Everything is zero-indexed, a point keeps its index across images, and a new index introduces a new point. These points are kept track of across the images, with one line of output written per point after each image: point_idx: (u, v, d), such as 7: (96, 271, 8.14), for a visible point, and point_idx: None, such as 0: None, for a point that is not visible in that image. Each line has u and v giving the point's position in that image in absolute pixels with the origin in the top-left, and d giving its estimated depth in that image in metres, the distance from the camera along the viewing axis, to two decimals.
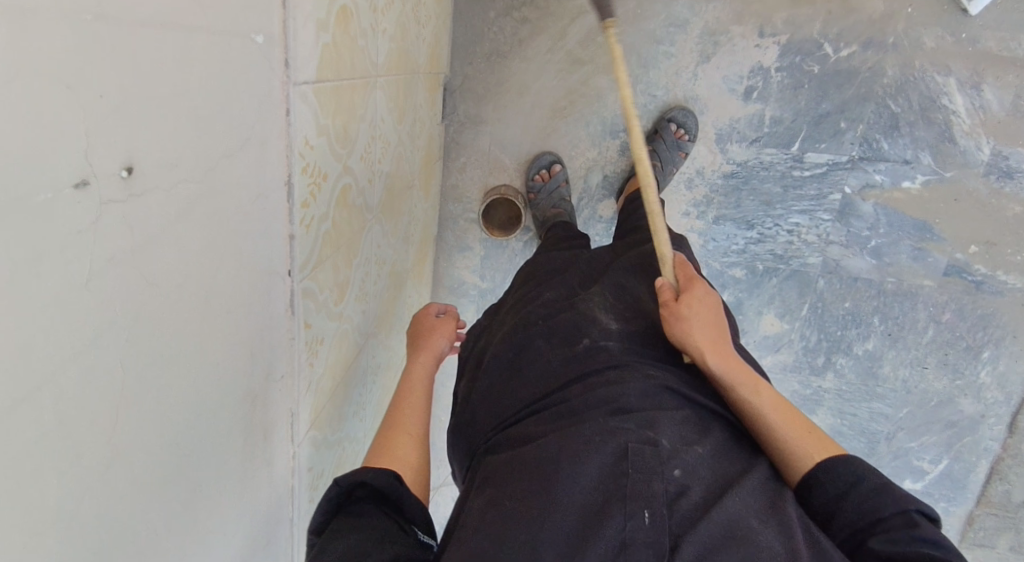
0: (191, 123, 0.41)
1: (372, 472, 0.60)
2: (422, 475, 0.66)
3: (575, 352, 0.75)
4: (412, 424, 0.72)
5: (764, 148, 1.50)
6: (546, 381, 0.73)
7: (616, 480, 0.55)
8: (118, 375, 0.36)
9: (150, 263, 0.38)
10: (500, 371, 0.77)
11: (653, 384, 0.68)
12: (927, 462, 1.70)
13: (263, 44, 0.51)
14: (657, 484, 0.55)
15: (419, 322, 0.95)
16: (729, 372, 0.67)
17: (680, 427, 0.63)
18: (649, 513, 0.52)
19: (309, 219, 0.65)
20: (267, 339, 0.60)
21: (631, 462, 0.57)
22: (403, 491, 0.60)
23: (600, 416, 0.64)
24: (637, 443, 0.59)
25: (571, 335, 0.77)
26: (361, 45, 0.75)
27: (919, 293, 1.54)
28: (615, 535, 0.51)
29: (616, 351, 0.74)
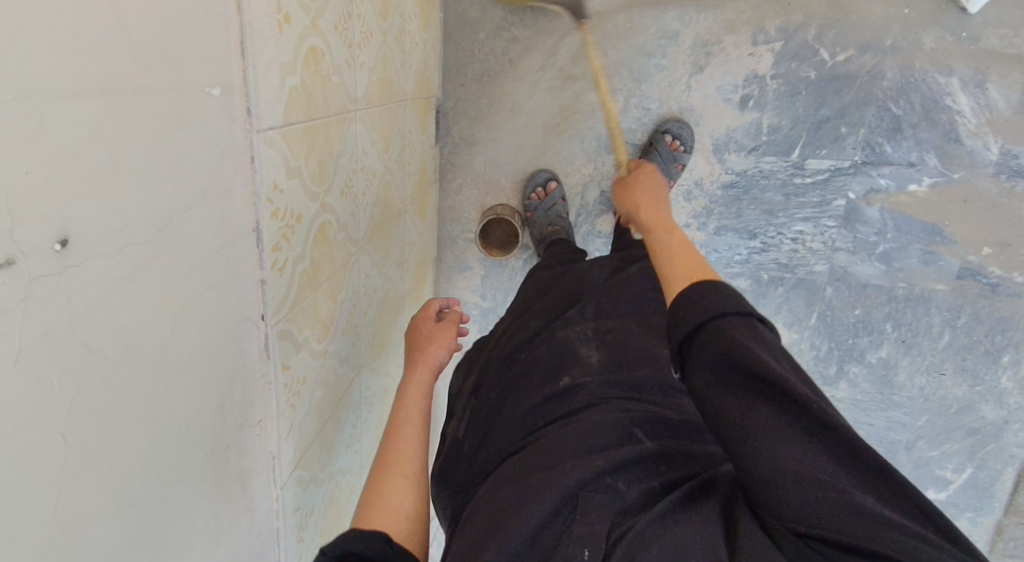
0: (138, 185, 0.41)
1: (361, 536, 0.54)
2: (417, 525, 0.61)
3: (555, 388, 0.71)
4: (405, 464, 0.67)
5: (763, 157, 1.47)
6: (528, 419, 0.70)
7: (564, 527, 0.53)
8: (59, 447, 0.36)
9: (90, 331, 0.38)
10: (486, 413, 0.76)
11: (626, 418, 0.64)
12: (949, 471, 1.65)
13: (220, 95, 0.50)
14: (600, 524, 0.51)
15: (417, 328, 0.88)
16: (655, 219, 0.77)
17: (646, 461, 0.59)
18: (588, 553, 0.49)
19: (282, 262, 0.64)
20: (239, 386, 0.59)
21: (580, 507, 0.54)
22: (395, 555, 0.54)
23: (564, 450, 0.61)
24: (593, 484, 0.55)
25: (553, 369, 0.74)
26: (335, 81, 0.75)
27: (931, 298, 1.50)
28: None
29: (596, 385, 0.69)
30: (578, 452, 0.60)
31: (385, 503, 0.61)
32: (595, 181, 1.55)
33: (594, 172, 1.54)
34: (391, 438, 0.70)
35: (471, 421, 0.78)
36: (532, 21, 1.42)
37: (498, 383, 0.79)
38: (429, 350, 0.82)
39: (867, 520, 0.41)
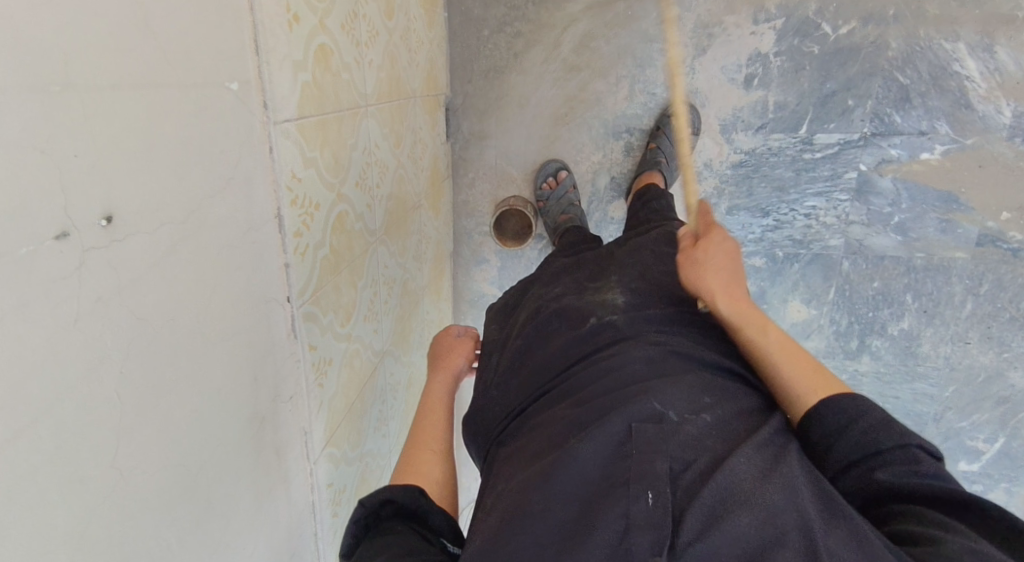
0: (171, 169, 0.45)
1: (393, 488, 0.57)
2: (450, 490, 0.64)
3: (583, 330, 0.72)
4: (434, 438, 0.70)
5: (770, 134, 1.47)
6: (555, 362, 0.70)
7: (621, 465, 0.51)
8: (117, 404, 0.40)
9: (138, 301, 0.42)
10: (514, 358, 0.75)
11: (659, 349, 0.65)
12: (981, 442, 1.62)
13: (239, 90, 0.55)
14: (660, 464, 0.50)
15: (438, 343, 0.90)
16: (739, 317, 0.67)
17: (690, 392, 0.59)
18: (652, 494, 0.48)
19: (303, 247, 0.68)
20: (271, 362, 0.63)
21: (633, 443, 0.53)
22: (427, 505, 0.57)
23: (603, 390, 0.61)
24: (642, 418, 0.55)
25: (579, 316, 0.75)
26: (345, 78, 0.79)
27: (951, 266, 1.48)
28: (618, 522, 0.47)
29: (624, 323, 0.71)
30: (613, 386, 0.61)
31: (418, 466, 0.64)
32: (604, 168, 1.58)
33: (604, 160, 1.57)
34: (421, 420, 0.74)
35: (495, 372, 0.78)
36: (534, 14, 1.45)
37: (531, 324, 0.79)
38: (450, 359, 0.86)
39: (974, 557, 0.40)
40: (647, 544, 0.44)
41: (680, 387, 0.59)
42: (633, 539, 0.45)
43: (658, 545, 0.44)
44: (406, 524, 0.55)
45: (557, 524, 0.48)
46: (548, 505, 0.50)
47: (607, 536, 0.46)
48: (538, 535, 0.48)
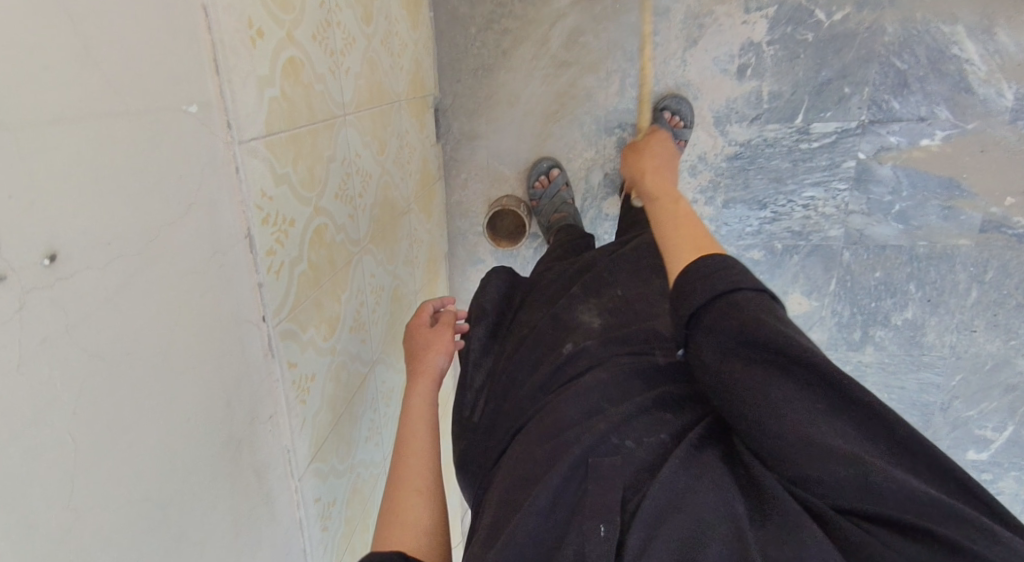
0: (123, 201, 0.45)
1: (378, 553, 0.53)
2: (433, 532, 0.61)
3: (558, 359, 0.71)
4: (416, 475, 0.67)
5: (766, 125, 1.44)
6: (537, 396, 0.69)
7: (576, 502, 0.52)
8: (71, 443, 0.40)
9: (89, 337, 0.41)
10: (497, 395, 0.76)
11: (628, 373, 0.64)
12: (989, 430, 1.60)
13: (199, 112, 0.54)
14: (613, 495, 0.50)
15: (412, 336, 0.87)
16: (664, 202, 0.78)
17: (653, 415, 0.59)
18: (606, 527, 0.48)
19: (278, 265, 0.68)
20: (246, 383, 0.63)
21: (590, 478, 0.53)
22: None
23: (572, 421, 0.60)
24: (601, 451, 0.55)
25: (552, 344, 0.74)
26: (318, 89, 0.78)
27: (955, 254, 1.45)
28: (572, 556, 0.47)
29: (598, 349, 0.69)
30: (585, 415, 0.60)
31: (399, 517, 0.62)
32: (598, 165, 1.55)
33: (597, 156, 1.55)
34: (401, 448, 0.70)
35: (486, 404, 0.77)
36: (521, 11, 1.42)
37: (514, 354, 0.78)
38: (427, 359, 0.81)
39: (898, 489, 0.42)
40: None
41: (641, 412, 0.59)
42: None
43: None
44: None
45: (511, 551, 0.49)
46: (512, 546, 0.49)
47: None
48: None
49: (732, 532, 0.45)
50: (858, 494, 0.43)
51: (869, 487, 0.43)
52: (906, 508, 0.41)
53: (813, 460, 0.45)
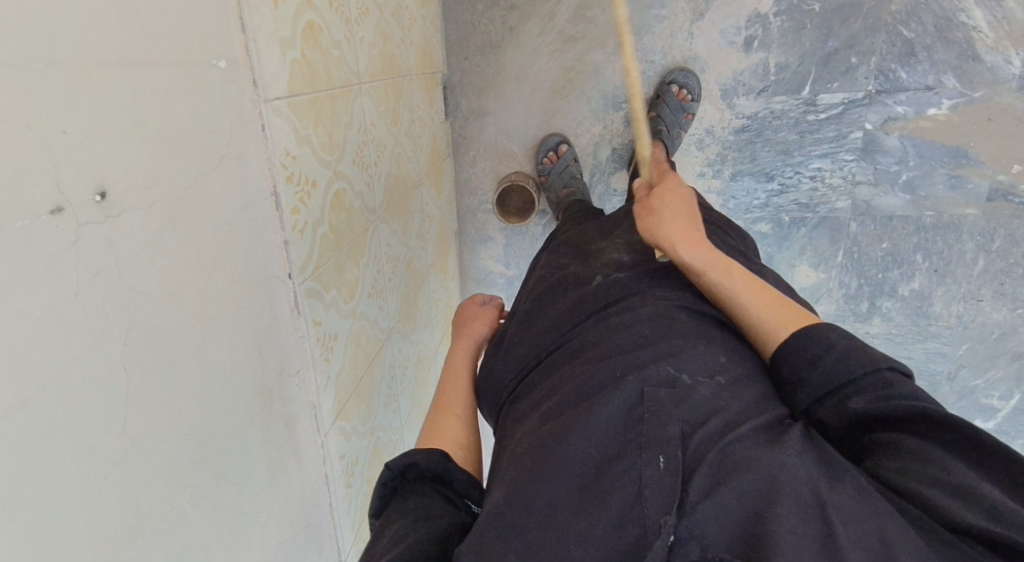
0: (161, 147, 0.46)
1: (422, 452, 0.57)
2: (473, 455, 0.63)
3: (590, 289, 0.74)
4: (458, 405, 0.70)
5: (773, 97, 1.44)
6: (568, 319, 0.72)
7: (633, 429, 0.51)
8: (122, 373, 0.42)
9: (136, 275, 0.43)
10: (527, 316, 0.77)
11: (668, 305, 0.67)
12: (996, 399, 1.61)
13: (227, 68, 0.56)
14: (673, 428, 0.50)
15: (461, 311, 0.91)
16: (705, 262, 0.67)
17: (703, 354, 0.60)
18: (664, 458, 0.47)
19: (302, 224, 0.69)
20: (274, 337, 0.65)
21: (645, 406, 0.53)
22: (453, 467, 0.57)
23: (619, 349, 0.62)
24: (655, 381, 0.56)
25: (585, 278, 0.77)
26: (336, 56, 0.79)
27: (962, 223, 1.46)
28: (630, 484, 0.46)
29: (630, 282, 0.73)
30: (628, 344, 0.63)
31: (443, 430, 0.64)
32: (605, 140, 1.56)
33: (604, 131, 1.55)
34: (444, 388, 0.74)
35: (505, 333, 0.79)
36: None
37: (544, 286, 0.80)
38: (470, 326, 0.87)
39: (1000, 511, 0.39)
40: (659, 507, 0.44)
41: (690, 348, 0.60)
42: (647, 505, 0.45)
43: (667, 505, 0.44)
44: (433, 488, 0.56)
45: (563, 467, 0.50)
46: (565, 470, 0.50)
47: (619, 500, 0.46)
48: (552, 487, 0.49)
49: (812, 497, 0.43)
50: (960, 510, 0.40)
51: (970, 507, 0.40)
52: (1007, 526, 0.38)
53: (914, 479, 0.44)
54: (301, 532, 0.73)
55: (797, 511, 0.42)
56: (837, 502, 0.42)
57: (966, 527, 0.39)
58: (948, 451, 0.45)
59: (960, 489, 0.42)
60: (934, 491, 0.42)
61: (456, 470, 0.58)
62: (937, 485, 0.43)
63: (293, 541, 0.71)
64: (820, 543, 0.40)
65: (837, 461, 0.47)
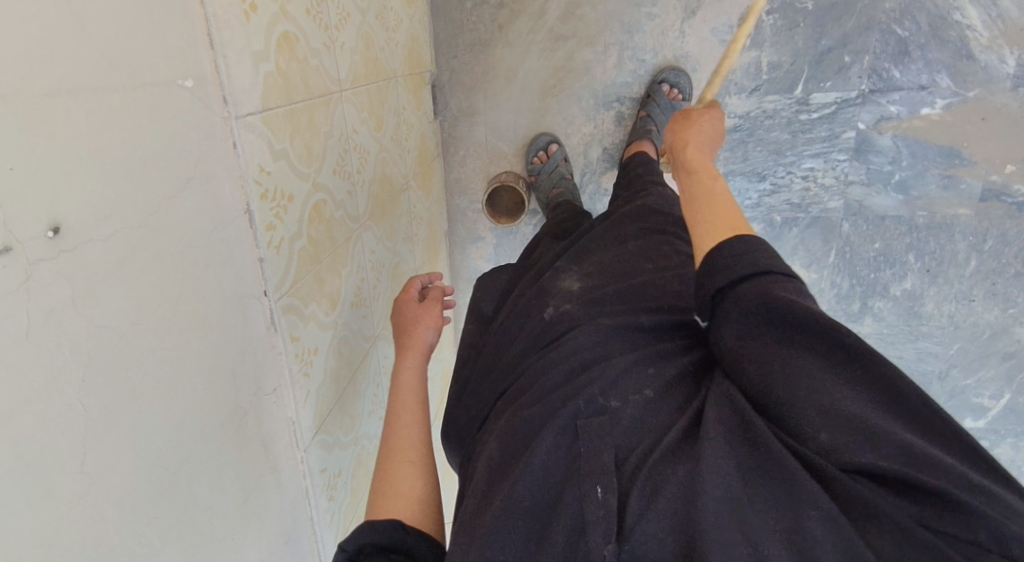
0: (122, 174, 0.45)
1: (372, 527, 0.55)
2: (428, 509, 0.62)
3: (541, 323, 0.72)
4: (409, 449, 0.67)
5: (765, 96, 1.43)
6: (522, 353, 0.70)
7: (572, 464, 0.52)
8: (81, 411, 0.41)
9: (94, 309, 0.42)
10: (486, 356, 0.77)
11: (607, 330, 0.65)
12: (987, 398, 1.61)
13: (195, 87, 0.54)
14: (607, 455, 0.51)
15: (402, 312, 0.88)
16: (694, 163, 0.74)
17: (634, 372, 0.59)
18: (602, 487, 0.48)
19: (278, 240, 0.69)
20: (249, 357, 0.64)
21: (580, 441, 0.53)
22: (410, 541, 0.56)
23: (560, 380, 0.61)
24: (587, 412, 0.55)
25: (535, 306, 0.75)
26: (314, 64, 0.78)
27: (954, 223, 1.45)
28: (571, 526, 0.47)
29: (575, 310, 0.70)
30: (568, 377, 0.62)
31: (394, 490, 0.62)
32: (596, 139, 1.54)
33: (595, 130, 1.54)
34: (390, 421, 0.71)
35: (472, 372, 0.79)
36: None
37: (503, 318, 0.80)
38: (416, 334, 0.83)
39: (892, 445, 0.41)
40: (601, 536, 0.44)
41: (621, 368, 0.59)
42: (589, 536, 0.45)
43: (608, 534, 0.44)
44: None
45: (507, 519, 0.49)
46: (511, 521, 0.49)
47: (564, 543, 0.46)
48: (494, 544, 0.48)
49: (737, 495, 0.43)
50: (859, 450, 0.42)
51: (869, 444, 0.42)
52: (900, 461, 0.40)
53: (814, 421, 0.44)
54: (281, 549, 0.72)
55: (724, 512, 0.42)
56: (761, 499, 0.43)
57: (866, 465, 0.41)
58: (843, 384, 0.46)
59: (858, 428, 0.43)
60: (835, 434, 0.43)
61: (410, 539, 0.56)
62: (839, 427, 0.43)
63: (272, 558, 0.70)
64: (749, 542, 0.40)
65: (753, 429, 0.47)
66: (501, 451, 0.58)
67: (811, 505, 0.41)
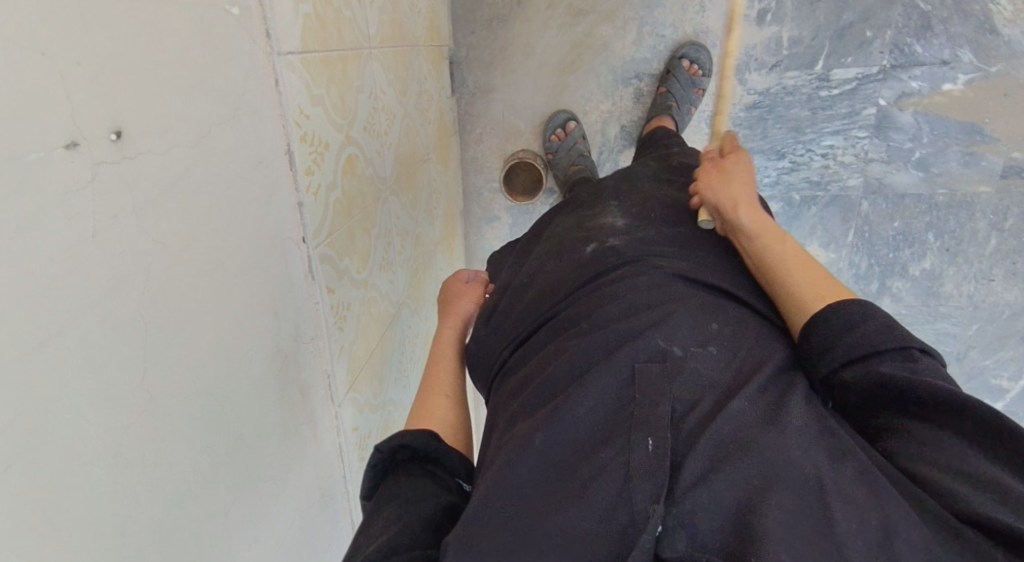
0: (176, 91, 0.44)
1: (411, 433, 0.54)
2: (463, 435, 0.60)
3: (584, 258, 0.70)
4: (443, 385, 0.66)
5: (785, 72, 1.34)
6: (563, 281, 0.68)
7: (625, 409, 0.48)
8: (140, 324, 0.41)
9: (153, 221, 0.42)
10: (518, 288, 0.74)
11: (663, 272, 0.62)
12: (1005, 380, 1.49)
13: (240, 16, 0.53)
14: (663, 409, 0.47)
15: (446, 289, 0.85)
16: (757, 224, 0.65)
17: (697, 321, 0.56)
18: (653, 442, 0.44)
19: (316, 186, 0.68)
20: (289, 301, 0.63)
21: (636, 385, 0.49)
22: (444, 449, 0.55)
23: (612, 318, 0.58)
24: (646, 357, 0.52)
25: (581, 243, 0.73)
26: (348, 17, 0.77)
27: (975, 201, 1.35)
28: (617, 470, 0.43)
29: (624, 247, 0.69)
30: (622, 314, 0.58)
31: (424, 409, 0.61)
32: (614, 116, 1.52)
33: (612, 108, 1.51)
34: (430, 373, 0.69)
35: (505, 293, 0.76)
36: None
37: (540, 254, 0.78)
38: (456, 304, 0.80)
39: (1009, 499, 0.36)
40: (647, 494, 0.41)
41: (684, 310, 0.57)
42: (632, 490, 0.42)
43: (655, 493, 0.41)
44: (422, 472, 0.52)
45: (546, 451, 0.47)
46: (554, 455, 0.46)
47: (606, 485, 0.42)
48: (531, 472, 0.46)
49: (813, 489, 0.39)
50: (969, 498, 0.37)
51: (983, 494, 0.37)
52: (1013, 511, 0.35)
53: (932, 472, 0.41)
54: (318, 501, 0.72)
55: (788, 499, 0.39)
56: (841, 496, 0.39)
57: (971, 515, 0.36)
58: (964, 440, 0.41)
59: (973, 481, 0.38)
60: (951, 485, 0.39)
61: (443, 448, 0.55)
62: (955, 479, 0.39)
63: (310, 509, 0.70)
64: (820, 537, 0.36)
65: (849, 445, 0.43)
66: (527, 399, 0.54)
67: (896, 517, 0.37)
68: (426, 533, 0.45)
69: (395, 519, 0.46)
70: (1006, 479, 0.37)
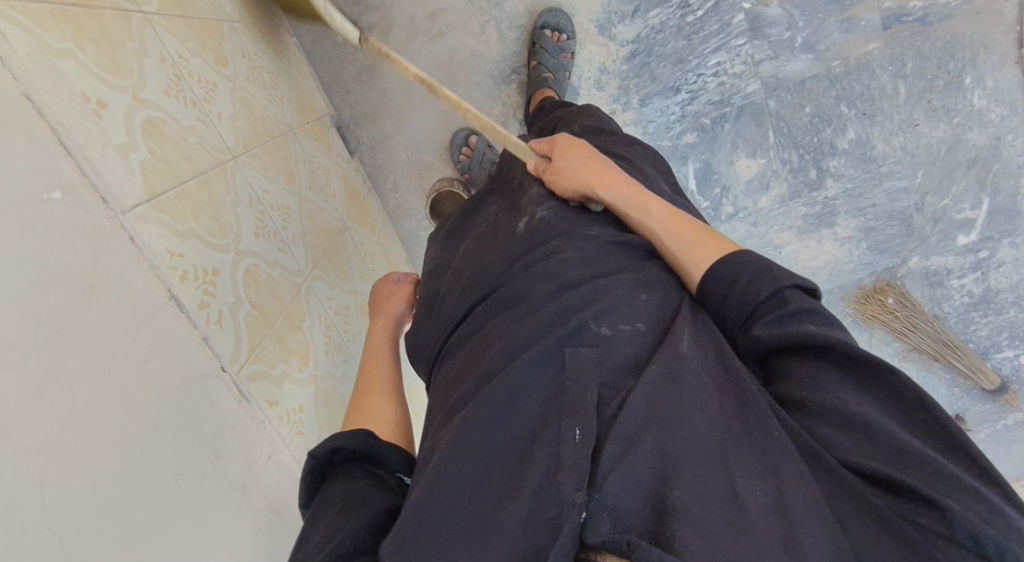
0: (16, 301, 0.45)
1: (348, 434, 0.56)
2: (403, 428, 0.63)
3: (507, 246, 0.70)
4: (382, 381, 0.69)
5: (648, 14, 1.26)
6: (492, 270, 0.69)
7: (556, 396, 0.50)
8: (51, 534, 0.42)
9: (30, 434, 0.43)
10: (456, 276, 0.74)
11: (594, 243, 0.63)
12: (968, 210, 1.24)
13: (65, 197, 0.54)
14: (591, 394, 0.48)
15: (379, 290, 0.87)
16: (622, 198, 0.65)
17: (630, 297, 0.57)
18: (580, 429, 0.46)
19: (215, 315, 0.67)
20: (228, 433, 0.64)
21: (566, 369, 0.51)
22: (381, 446, 0.57)
23: (547, 293, 0.59)
24: (577, 340, 0.53)
25: (509, 224, 0.73)
26: (194, 140, 0.77)
27: (871, 61, 1.19)
28: (545, 463, 0.45)
29: (556, 219, 0.69)
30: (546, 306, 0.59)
31: (365, 409, 0.63)
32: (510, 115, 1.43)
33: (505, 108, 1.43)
34: (365, 367, 0.73)
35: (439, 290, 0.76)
36: None
37: (471, 241, 0.77)
38: (388, 304, 0.84)
39: (897, 448, 0.39)
40: (572, 482, 0.42)
41: (618, 286, 0.58)
42: (562, 479, 0.43)
43: (579, 480, 0.42)
44: (360, 470, 0.55)
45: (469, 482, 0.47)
46: None
47: (536, 481, 0.44)
48: (467, 469, 0.47)
49: (718, 462, 0.41)
50: (865, 455, 0.40)
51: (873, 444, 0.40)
52: (903, 468, 0.38)
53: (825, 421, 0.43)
54: None
55: (697, 473, 0.41)
56: (744, 465, 0.41)
57: (855, 464, 0.40)
58: (848, 381, 0.44)
59: (894, 454, 0.39)
60: (834, 432, 0.42)
61: (380, 445, 0.57)
62: (843, 428, 0.42)
63: None
64: (718, 504, 0.39)
65: (755, 404, 0.45)
66: None
67: (791, 481, 0.39)
68: (372, 530, 0.48)
69: (334, 529, 0.47)
70: (903, 435, 0.40)
